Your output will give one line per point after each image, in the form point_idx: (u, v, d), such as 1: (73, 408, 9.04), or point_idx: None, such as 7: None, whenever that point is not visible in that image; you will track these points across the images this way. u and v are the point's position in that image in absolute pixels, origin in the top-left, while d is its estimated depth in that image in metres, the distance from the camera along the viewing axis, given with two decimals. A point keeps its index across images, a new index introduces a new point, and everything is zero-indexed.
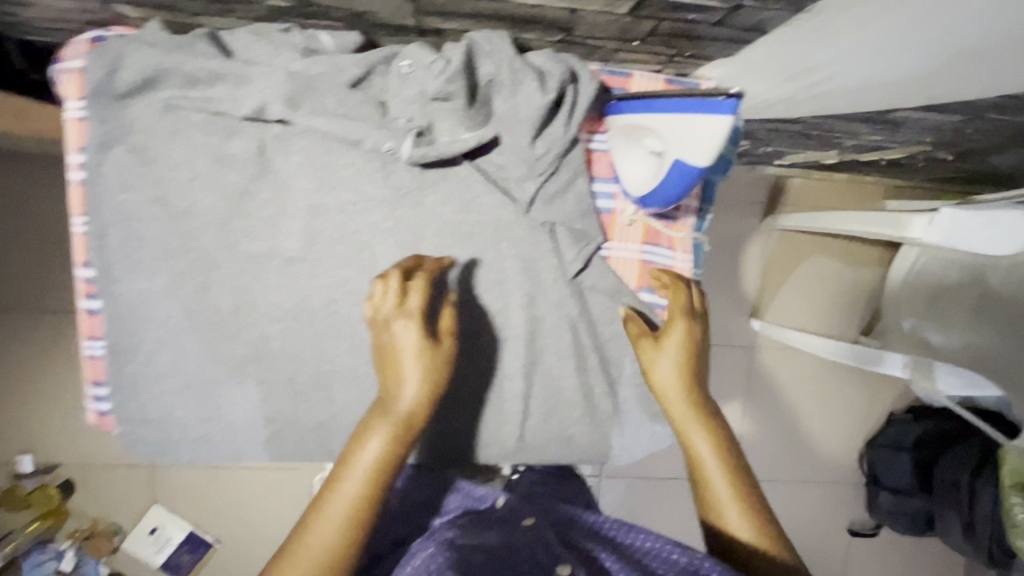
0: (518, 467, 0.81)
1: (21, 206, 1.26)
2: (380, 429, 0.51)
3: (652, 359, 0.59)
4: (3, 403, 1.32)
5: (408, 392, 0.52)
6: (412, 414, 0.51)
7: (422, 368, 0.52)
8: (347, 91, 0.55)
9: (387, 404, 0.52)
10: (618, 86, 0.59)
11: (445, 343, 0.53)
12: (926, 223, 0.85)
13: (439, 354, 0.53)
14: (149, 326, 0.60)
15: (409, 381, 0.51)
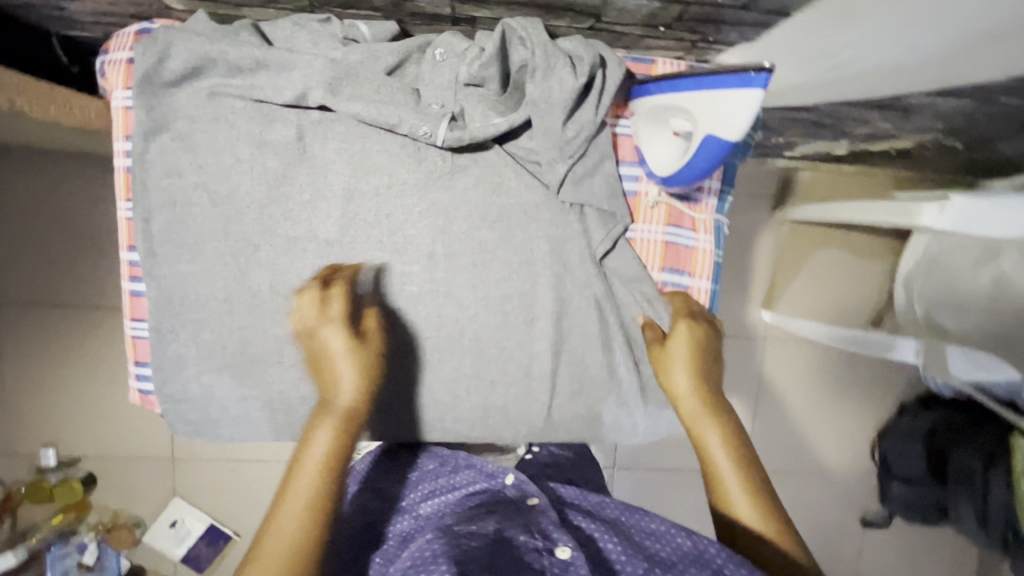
0: (531, 447, 0.86)
1: (49, 203, 1.30)
2: (325, 426, 0.53)
3: (663, 356, 0.62)
4: (36, 393, 1.37)
5: (346, 391, 0.54)
6: (352, 407, 0.54)
7: (355, 365, 0.55)
8: (384, 78, 0.57)
9: (327, 405, 0.54)
10: (642, 72, 0.62)
11: (370, 342, 0.57)
12: (936, 211, 0.90)
13: (365, 351, 0.56)
14: (190, 307, 0.62)
15: (343, 378, 0.54)
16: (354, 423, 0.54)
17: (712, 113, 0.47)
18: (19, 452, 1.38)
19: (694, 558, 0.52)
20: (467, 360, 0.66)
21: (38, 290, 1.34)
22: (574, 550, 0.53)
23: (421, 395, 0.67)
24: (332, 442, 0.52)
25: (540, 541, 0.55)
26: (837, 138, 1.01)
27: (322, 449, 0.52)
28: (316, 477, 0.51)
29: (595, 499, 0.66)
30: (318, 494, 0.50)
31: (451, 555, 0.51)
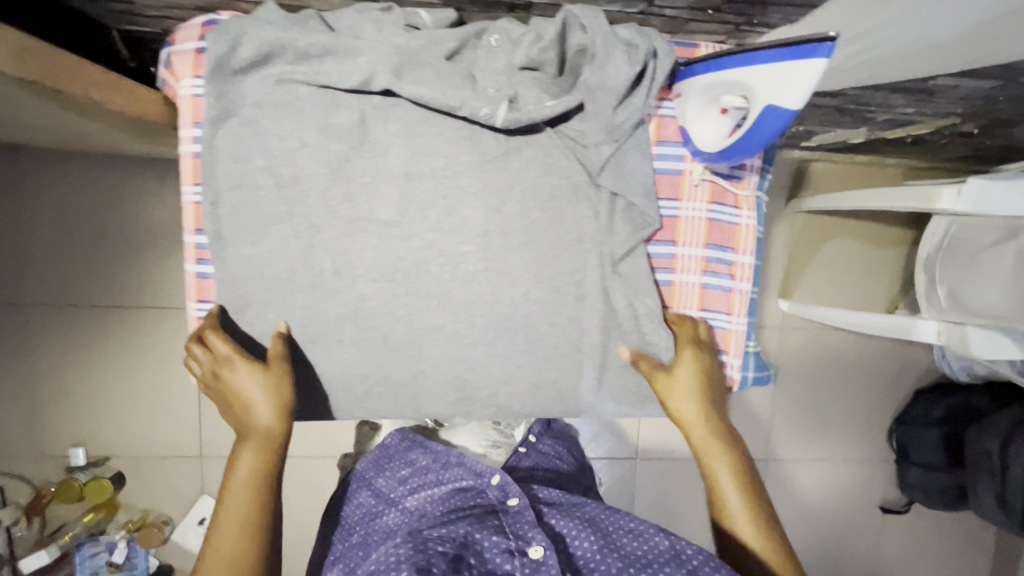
0: (529, 437, 1.00)
1: (75, 202, 1.30)
2: (246, 451, 0.62)
3: (672, 389, 0.67)
4: (61, 395, 1.37)
5: (260, 417, 0.62)
6: (269, 429, 0.62)
7: (268, 393, 0.62)
8: (444, 62, 0.60)
9: (243, 432, 0.62)
10: (687, 55, 0.64)
11: (276, 368, 0.63)
12: (955, 194, 0.95)
13: (276, 378, 0.63)
14: (256, 289, 0.64)
15: (257, 405, 0.62)
16: (274, 444, 0.63)
17: (770, 88, 0.50)
18: (46, 453, 1.38)
19: (671, 557, 0.67)
20: (520, 338, 0.68)
21: (62, 290, 1.33)
22: (545, 551, 0.68)
23: (475, 372, 0.69)
24: (255, 463, 0.62)
25: (516, 543, 0.70)
26: (857, 125, 1.05)
27: (245, 474, 0.61)
28: (245, 499, 0.61)
29: (575, 499, 0.80)
30: (253, 510, 0.61)
31: (412, 560, 0.65)
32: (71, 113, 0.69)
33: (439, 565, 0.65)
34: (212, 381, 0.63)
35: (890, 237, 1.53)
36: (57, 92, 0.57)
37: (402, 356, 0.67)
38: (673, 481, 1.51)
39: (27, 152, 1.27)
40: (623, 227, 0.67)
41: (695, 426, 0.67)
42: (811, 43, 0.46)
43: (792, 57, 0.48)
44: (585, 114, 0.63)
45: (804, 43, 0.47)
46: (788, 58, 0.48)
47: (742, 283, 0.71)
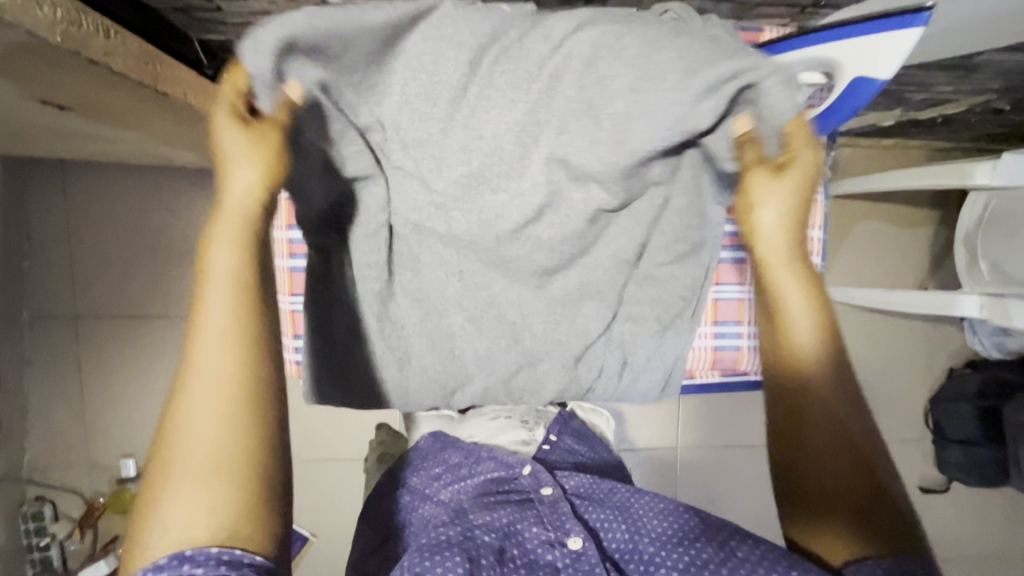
0: (547, 436, 0.84)
1: (116, 212, 1.32)
2: (222, 229, 0.48)
3: (754, 194, 0.58)
4: (108, 406, 1.38)
5: (222, 256, 0.48)
6: (247, 207, 0.50)
7: (256, 171, 0.50)
8: None
9: (202, 277, 0.47)
10: (751, 39, 0.67)
11: (266, 130, 0.51)
12: (991, 170, 1.03)
13: (264, 138, 0.51)
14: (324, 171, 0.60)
15: (238, 175, 0.50)
16: (250, 295, 0.47)
17: (864, 58, 0.53)
18: (97, 463, 1.39)
19: (703, 531, 0.63)
20: (602, 317, 0.69)
21: (107, 302, 1.35)
22: (585, 541, 0.62)
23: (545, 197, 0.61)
24: (227, 321, 0.45)
25: (553, 533, 0.64)
26: (892, 107, 1.07)
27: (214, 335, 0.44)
28: (225, 278, 0.47)
29: (605, 486, 0.71)
30: (237, 301, 0.46)
31: (463, 547, 0.59)
32: (159, 119, 0.71)
33: (487, 557, 0.59)
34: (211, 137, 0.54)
35: (917, 219, 1.56)
36: (163, 97, 0.61)
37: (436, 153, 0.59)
38: (715, 468, 1.52)
39: (75, 165, 1.29)
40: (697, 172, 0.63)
41: (767, 240, 0.59)
42: (908, 13, 0.51)
43: (887, 27, 0.51)
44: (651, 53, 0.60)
45: (901, 14, 0.51)
46: (885, 28, 0.52)
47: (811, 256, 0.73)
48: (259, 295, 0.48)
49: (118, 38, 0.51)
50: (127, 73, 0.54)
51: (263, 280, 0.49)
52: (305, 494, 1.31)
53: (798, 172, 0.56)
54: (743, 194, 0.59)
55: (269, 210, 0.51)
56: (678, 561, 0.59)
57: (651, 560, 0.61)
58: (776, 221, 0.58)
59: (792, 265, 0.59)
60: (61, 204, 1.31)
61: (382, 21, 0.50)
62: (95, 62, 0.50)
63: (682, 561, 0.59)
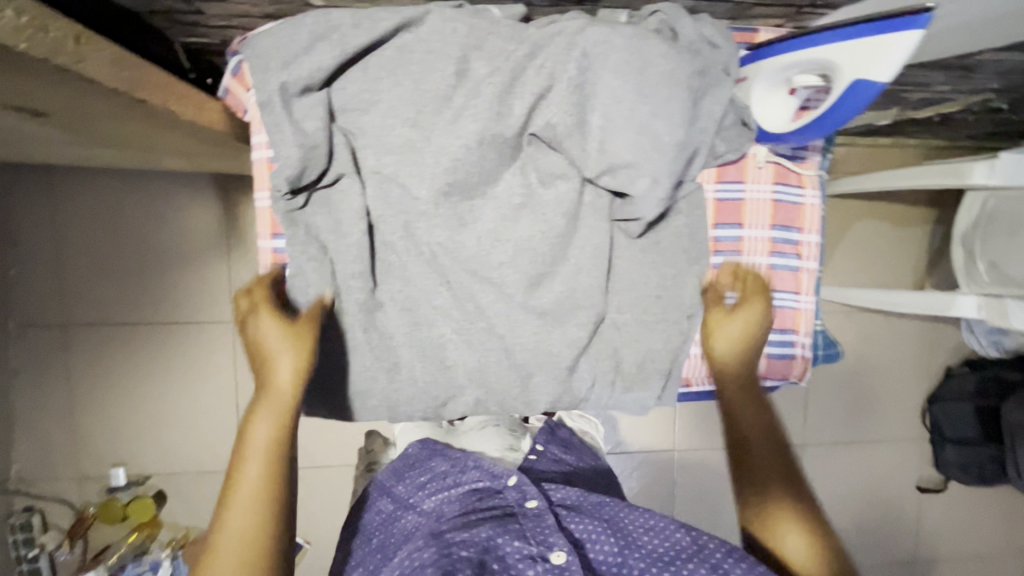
0: (535, 445, 0.83)
1: (103, 218, 1.30)
2: (264, 412, 0.59)
3: (722, 321, 0.68)
4: (97, 414, 1.36)
5: (262, 429, 0.58)
6: (288, 391, 0.60)
7: (296, 360, 0.60)
8: (514, 51, 0.60)
9: (242, 449, 0.58)
10: (747, 40, 0.66)
11: (303, 326, 0.62)
12: (988, 169, 1.02)
13: (303, 337, 0.61)
14: (311, 173, 0.62)
15: (281, 365, 0.60)
16: (278, 468, 0.57)
17: (859, 62, 0.52)
18: (86, 474, 1.37)
19: (693, 552, 0.61)
20: (593, 326, 0.68)
21: (95, 309, 1.33)
22: (569, 555, 0.60)
23: (521, 202, 0.65)
24: (257, 492, 0.55)
25: (535, 548, 0.62)
26: (889, 107, 1.06)
27: (242, 506, 0.54)
28: (261, 455, 0.57)
29: (594, 498, 0.69)
30: (267, 476, 0.56)
31: (439, 564, 0.58)
32: (139, 125, 0.69)
33: (465, 571, 0.58)
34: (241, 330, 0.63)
35: (914, 218, 1.55)
36: (143, 103, 0.58)
37: (418, 163, 0.62)
38: (713, 471, 1.51)
39: (62, 171, 1.27)
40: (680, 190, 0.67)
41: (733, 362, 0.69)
42: (906, 15, 0.48)
43: (884, 30, 0.50)
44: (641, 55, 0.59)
45: (899, 15, 0.49)
46: (882, 30, 0.50)
47: (809, 262, 0.71)
48: (284, 468, 0.58)
49: (93, 43, 0.49)
50: (104, 80, 0.51)
51: (289, 454, 0.59)
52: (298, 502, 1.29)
53: (757, 307, 0.68)
54: (705, 328, 0.69)
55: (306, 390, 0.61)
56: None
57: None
58: (734, 346, 0.68)
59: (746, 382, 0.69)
60: (47, 210, 1.28)
61: (362, 43, 0.58)
62: (67, 69, 0.47)
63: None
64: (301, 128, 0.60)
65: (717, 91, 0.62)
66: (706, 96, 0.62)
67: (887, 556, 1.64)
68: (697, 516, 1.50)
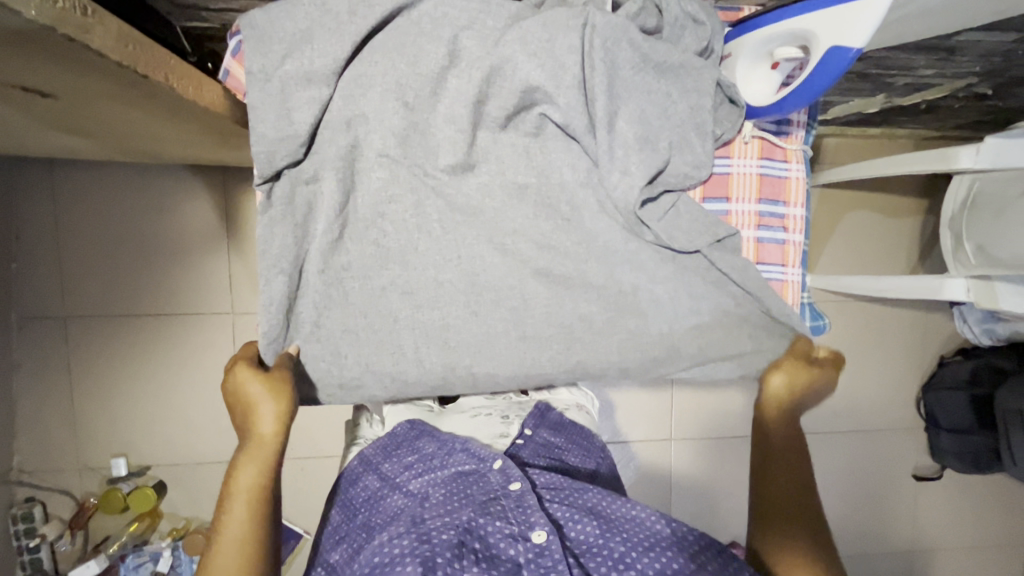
0: (523, 430, 0.84)
1: (104, 211, 1.32)
2: (250, 458, 0.65)
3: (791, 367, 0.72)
4: (97, 405, 1.37)
5: (246, 473, 0.65)
6: (270, 438, 0.66)
7: (275, 407, 0.66)
8: (504, 28, 0.61)
9: (229, 492, 0.63)
10: (731, 19, 0.68)
11: (279, 370, 0.67)
12: (973, 153, 1.03)
13: (278, 386, 0.66)
14: (283, 160, 0.63)
15: (263, 411, 0.66)
16: (261, 509, 0.63)
17: (833, 29, 0.54)
18: (88, 464, 1.38)
19: (674, 542, 0.64)
20: (584, 298, 0.70)
21: (95, 300, 1.34)
22: (548, 535, 0.63)
23: (521, 182, 0.67)
24: (241, 532, 0.61)
25: (516, 528, 0.65)
26: (875, 93, 1.08)
27: (229, 546, 0.60)
28: (246, 499, 0.63)
29: (575, 483, 0.71)
30: (251, 517, 0.62)
31: (417, 554, 0.61)
32: (140, 106, 0.71)
33: (444, 556, 0.61)
34: (227, 386, 0.69)
35: (905, 209, 1.57)
36: (145, 80, 0.60)
37: (414, 140, 0.65)
38: (710, 460, 1.51)
39: (63, 165, 1.29)
40: (656, 174, 0.66)
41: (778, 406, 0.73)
42: None
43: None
44: (626, 33, 0.61)
45: None
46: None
47: (795, 234, 0.73)
48: (267, 509, 0.64)
49: (97, 16, 0.50)
50: (108, 53, 0.53)
51: (270, 496, 0.65)
52: (299, 490, 1.31)
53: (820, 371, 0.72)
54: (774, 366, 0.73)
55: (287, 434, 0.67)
56: (649, 566, 0.62)
57: (621, 560, 0.63)
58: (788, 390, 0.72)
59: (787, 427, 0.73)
60: (50, 203, 1.30)
61: (355, 22, 0.59)
62: (72, 40, 0.49)
63: (653, 569, 0.62)
64: (296, 105, 0.61)
65: (701, 69, 0.64)
66: (688, 75, 0.64)
67: (884, 546, 1.65)
68: (694, 505, 1.51)
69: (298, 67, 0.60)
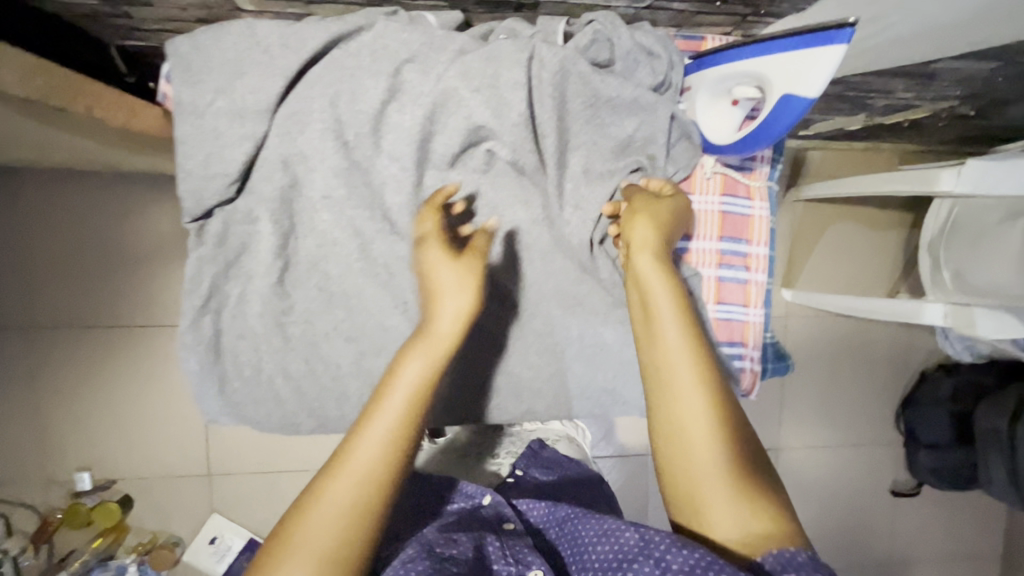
0: (514, 470, 0.83)
1: (64, 221, 1.28)
2: (418, 349, 0.52)
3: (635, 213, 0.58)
4: (61, 418, 1.34)
5: (413, 366, 0.51)
6: (443, 334, 0.52)
7: (467, 300, 0.54)
8: (451, 62, 0.58)
9: (390, 380, 0.51)
10: (693, 49, 0.65)
11: (469, 260, 0.55)
12: (955, 175, 0.96)
13: (468, 269, 0.55)
14: (213, 198, 0.59)
15: (449, 303, 0.53)
16: (419, 413, 0.50)
17: (788, 77, 0.51)
18: (53, 478, 1.36)
19: (638, 551, 0.50)
20: (537, 341, 0.67)
21: (58, 311, 1.31)
22: None
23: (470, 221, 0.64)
24: (392, 431, 0.48)
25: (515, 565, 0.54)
26: (856, 112, 1.05)
27: (370, 442, 0.48)
28: (406, 394, 0.50)
29: (560, 512, 0.62)
30: (404, 418, 0.49)
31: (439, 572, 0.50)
32: (70, 133, 0.67)
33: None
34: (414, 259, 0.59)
35: (889, 222, 1.55)
36: (63, 111, 0.57)
37: (355, 175, 0.61)
38: None
39: (21, 174, 1.25)
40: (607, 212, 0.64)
41: (641, 255, 0.56)
42: (833, 29, 0.48)
43: (814, 44, 0.49)
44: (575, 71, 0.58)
45: (828, 28, 0.48)
46: (811, 45, 0.49)
47: (757, 274, 0.70)
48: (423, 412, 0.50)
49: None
50: (14, 90, 0.49)
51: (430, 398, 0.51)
52: None
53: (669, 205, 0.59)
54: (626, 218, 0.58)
55: (465, 334, 0.54)
56: None
57: None
58: (651, 235, 0.56)
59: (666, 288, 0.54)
60: (7, 211, 1.26)
61: (287, 54, 0.56)
62: None
63: None
64: (226, 141, 0.57)
65: (660, 106, 0.62)
66: (644, 110, 0.62)
67: (861, 560, 1.65)
68: None
69: (231, 102, 0.57)
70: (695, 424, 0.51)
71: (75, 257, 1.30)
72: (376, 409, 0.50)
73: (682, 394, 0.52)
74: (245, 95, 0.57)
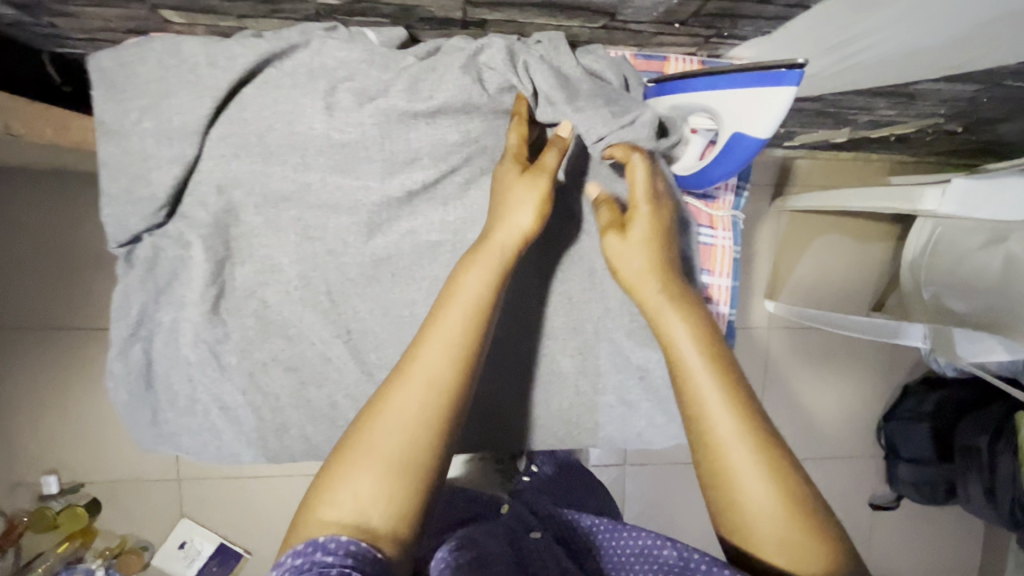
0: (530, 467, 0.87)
1: (24, 221, 1.23)
2: (480, 260, 0.50)
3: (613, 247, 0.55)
4: (25, 421, 1.31)
5: (473, 277, 0.50)
6: (507, 252, 0.51)
7: (533, 217, 0.52)
8: (392, 84, 0.55)
9: (451, 294, 0.49)
10: (655, 69, 0.63)
11: (542, 178, 0.53)
12: (940, 194, 0.88)
13: (535, 184, 0.53)
14: (141, 223, 0.56)
15: (515, 217, 0.52)
16: (481, 327, 0.48)
17: (741, 115, 0.53)
18: (19, 480, 1.33)
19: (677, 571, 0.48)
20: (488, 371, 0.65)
21: (21, 313, 1.27)
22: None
23: (420, 247, 0.61)
24: (455, 338, 0.47)
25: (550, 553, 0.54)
26: (840, 127, 1.01)
27: (435, 350, 0.46)
28: (467, 307, 0.48)
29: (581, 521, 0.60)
30: (469, 329, 0.47)
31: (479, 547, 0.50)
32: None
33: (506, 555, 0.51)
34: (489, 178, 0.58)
35: (877, 233, 1.51)
36: None
37: (293, 199, 0.58)
38: None
39: None
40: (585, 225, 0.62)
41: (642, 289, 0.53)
42: (782, 70, 0.49)
43: (764, 83, 0.50)
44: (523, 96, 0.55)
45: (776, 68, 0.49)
46: (762, 84, 0.50)
47: (719, 306, 0.67)
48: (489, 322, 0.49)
49: None
50: None
51: (496, 310, 0.50)
52: None
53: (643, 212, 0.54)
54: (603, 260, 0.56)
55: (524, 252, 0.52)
56: None
57: None
58: (642, 263, 0.53)
59: (672, 304, 0.52)
60: None
61: (214, 73, 0.52)
62: None
63: None
64: (152, 165, 0.54)
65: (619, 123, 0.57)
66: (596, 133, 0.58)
67: None
68: None
69: (156, 124, 0.53)
70: (708, 369, 0.49)
71: (37, 259, 1.26)
72: (435, 322, 0.48)
73: (703, 382, 0.49)
74: (170, 116, 0.53)
